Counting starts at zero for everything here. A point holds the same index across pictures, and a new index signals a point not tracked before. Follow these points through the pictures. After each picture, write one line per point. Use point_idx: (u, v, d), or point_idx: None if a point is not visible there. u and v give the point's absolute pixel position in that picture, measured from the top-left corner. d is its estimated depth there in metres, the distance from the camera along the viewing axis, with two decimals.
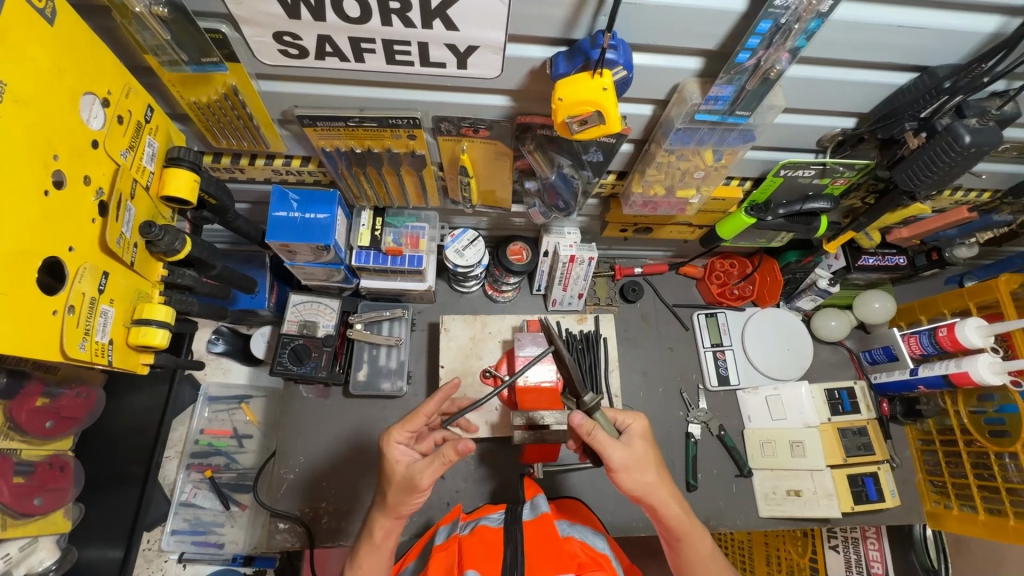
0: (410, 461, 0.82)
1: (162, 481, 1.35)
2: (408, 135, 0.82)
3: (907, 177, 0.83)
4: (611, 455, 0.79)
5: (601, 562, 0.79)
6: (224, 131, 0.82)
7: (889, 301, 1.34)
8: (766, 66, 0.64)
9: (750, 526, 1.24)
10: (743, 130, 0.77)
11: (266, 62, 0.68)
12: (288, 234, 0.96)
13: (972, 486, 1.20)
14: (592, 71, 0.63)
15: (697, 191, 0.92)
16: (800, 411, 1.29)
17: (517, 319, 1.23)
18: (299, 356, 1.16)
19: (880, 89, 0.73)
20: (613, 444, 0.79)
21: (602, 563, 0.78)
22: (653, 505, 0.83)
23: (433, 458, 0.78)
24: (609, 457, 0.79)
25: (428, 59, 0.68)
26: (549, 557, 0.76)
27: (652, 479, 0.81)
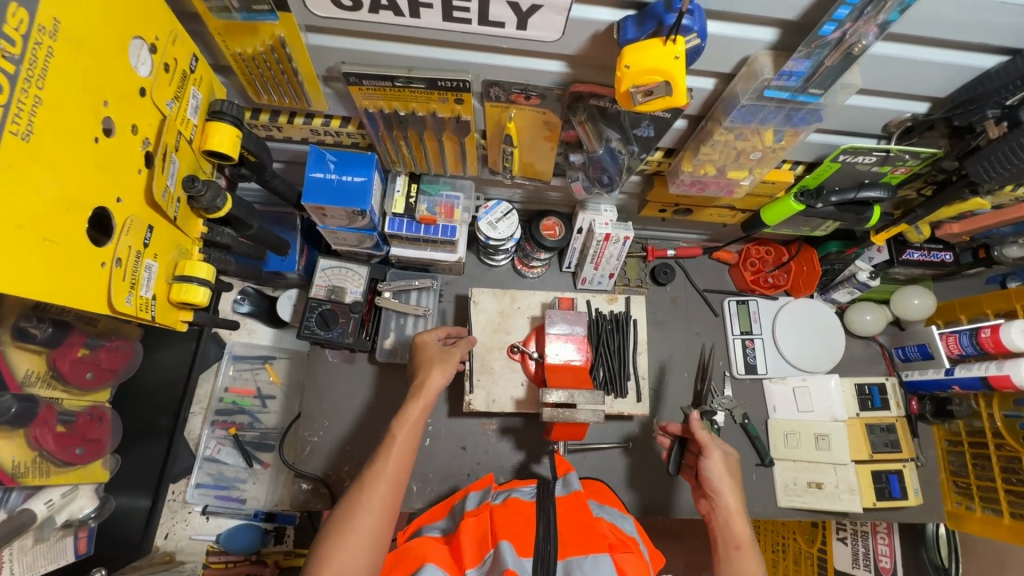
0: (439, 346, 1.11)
1: (188, 436, 1.38)
2: (455, 99, 0.79)
3: (980, 168, 0.79)
4: (714, 449, 0.91)
5: (630, 544, 0.80)
6: (266, 86, 0.79)
7: (930, 298, 1.30)
8: (852, 41, 0.60)
9: (767, 515, 1.24)
10: (812, 110, 0.73)
11: (317, 13, 0.65)
12: (324, 196, 0.94)
13: (999, 489, 1.19)
14: (664, 37, 0.59)
15: (750, 172, 0.88)
16: (828, 404, 1.26)
17: (548, 296, 1.21)
18: (327, 321, 1.15)
19: (963, 72, 0.69)
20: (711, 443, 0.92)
21: (630, 545, 0.80)
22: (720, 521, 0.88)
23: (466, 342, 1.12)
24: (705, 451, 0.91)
25: (486, 17, 0.64)
26: (581, 536, 0.79)
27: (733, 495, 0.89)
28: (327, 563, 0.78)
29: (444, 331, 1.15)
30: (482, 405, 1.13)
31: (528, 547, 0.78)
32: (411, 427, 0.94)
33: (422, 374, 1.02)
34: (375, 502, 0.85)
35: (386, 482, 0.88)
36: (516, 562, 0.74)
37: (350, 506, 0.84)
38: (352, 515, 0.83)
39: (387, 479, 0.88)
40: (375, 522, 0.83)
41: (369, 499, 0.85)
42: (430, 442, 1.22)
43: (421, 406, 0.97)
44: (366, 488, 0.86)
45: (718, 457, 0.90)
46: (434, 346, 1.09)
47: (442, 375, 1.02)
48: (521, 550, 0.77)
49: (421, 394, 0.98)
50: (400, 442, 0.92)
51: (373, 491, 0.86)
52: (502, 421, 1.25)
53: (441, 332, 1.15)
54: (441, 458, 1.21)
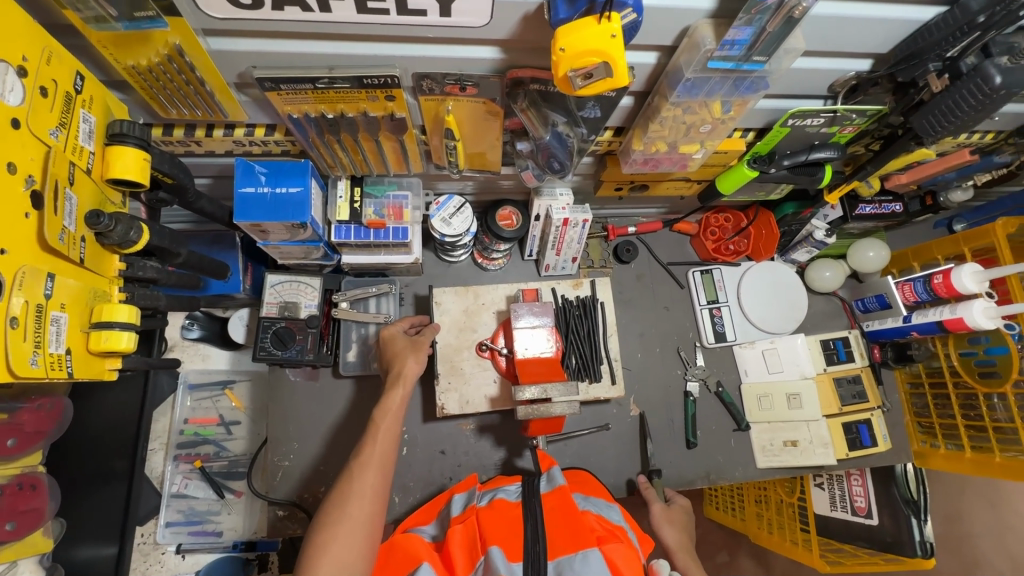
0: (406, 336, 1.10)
1: (150, 474, 1.30)
2: (386, 96, 0.73)
3: (926, 123, 0.76)
4: (654, 502, 1.09)
5: (619, 535, 0.78)
6: (172, 100, 0.71)
7: (884, 250, 1.33)
8: (792, 4, 0.56)
9: (748, 478, 1.26)
10: (756, 78, 0.71)
11: (214, 15, 0.58)
12: (259, 212, 0.88)
13: (960, 425, 1.24)
14: (598, 15, 0.55)
15: (701, 145, 0.86)
16: (797, 362, 1.28)
17: (511, 289, 1.17)
18: (283, 340, 1.10)
19: (905, 26, 0.67)
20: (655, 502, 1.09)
21: (618, 535, 0.78)
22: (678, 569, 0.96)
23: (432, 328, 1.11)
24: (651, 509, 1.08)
25: (405, 7, 0.59)
26: (569, 533, 0.76)
27: (681, 541, 1.00)
28: (323, 554, 0.75)
29: (407, 322, 1.14)
30: (456, 409, 1.10)
31: (518, 551, 0.75)
32: (394, 414, 0.94)
33: (396, 366, 1.01)
34: (367, 489, 0.83)
35: (375, 467, 0.87)
36: (507, 570, 0.71)
37: (341, 496, 0.82)
38: (345, 502, 0.81)
39: (376, 465, 0.87)
40: (368, 509, 0.81)
41: (360, 487, 0.83)
42: (407, 451, 1.19)
43: (401, 394, 0.97)
44: (356, 476, 0.85)
45: (663, 509, 1.07)
46: (401, 339, 1.08)
47: (417, 363, 1.02)
48: (512, 555, 0.75)
49: (398, 385, 0.98)
50: (384, 428, 0.92)
51: (363, 478, 0.84)
52: (479, 420, 1.22)
53: (406, 325, 1.13)
54: (421, 465, 1.18)
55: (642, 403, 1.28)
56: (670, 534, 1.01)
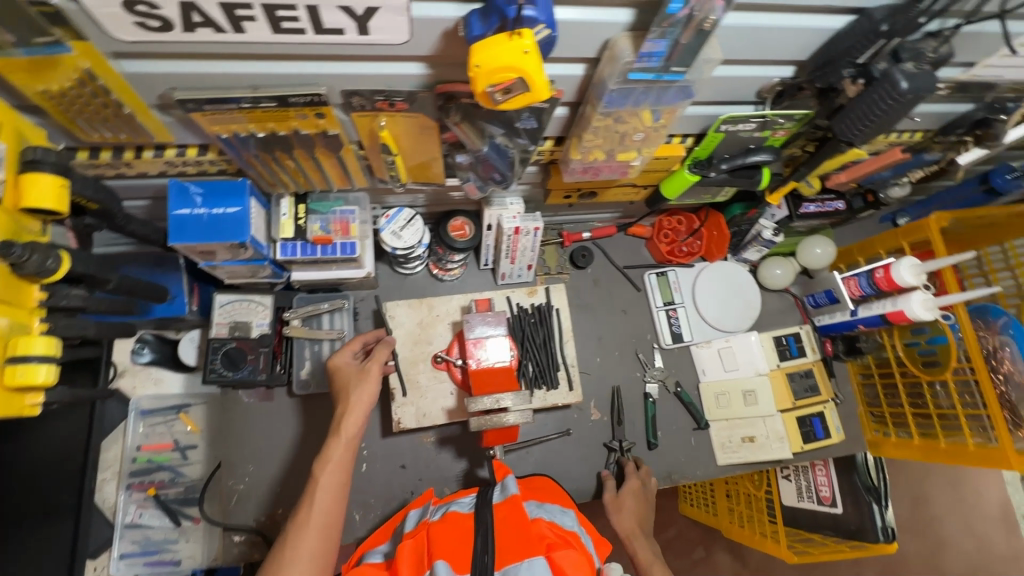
0: (356, 364, 1.01)
1: (101, 506, 1.22)
2: (316, 114, 0.73)
3: (846, 126, 0.79)
4: (611, 492, 1.14)
5: (570, 541, 0.79)
6: (92, 123, 0.69)
7: (830, 246, 1.36)
8: (701, 16, 0.58)
9: (709, 475, 1.28)
10: (680, 87, 0.72)
11: (123, 38, 0.57)
12: (196, 233, 0.86)
13: (908, 413, 1.29)
14: (510, 32, 0.56)
15: (638, 153, 0.87)
16: (752, 360, 1.31)
17: (466, 299, 1.17)
18: (234, 361, 1.08)
19: (818, 35, 0.70)
20: (611, 486, 1.15)
21: (571, 542, 0.78)
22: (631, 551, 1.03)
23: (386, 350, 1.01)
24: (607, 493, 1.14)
25: (322, 25, 0.58)
26: (518, 542, 0.76)
27: (632, 524, 1.07)
28: None
29: (358, 343, 1.05)
30: (413, 423, 1.09)
31: (465, 564, 0.75)
32: (336, 465, 0.88)
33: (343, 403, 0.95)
34: (304, 557, 0.78)
35: (314, 530, 0.81)
36: None
37: (275, 565, 0.77)
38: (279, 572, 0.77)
39: (314, 526, 0.81)
40: (303, 573, 0.77)
41: (293, 556, 0.78)
42: (368, 467, 1.18)
43: (344, 443, 0.90)
44: (291, 543, 0.80)
45: (614, 495, 1.13)
46: (350, 368, 1.00)
47: (367, 395, 0.95)
48: (458, 568, 0.74)
49: (340, 432, 0.91)
50: (324, 482, 0.86)
51: (298, 544, 0.79)
52: (439, 432, 1.21)
53: (357, 346, 1.05)
54: (381, 481, 1.17)
55: (602, 407, 1.29)
56: (623, 517, 1.09)
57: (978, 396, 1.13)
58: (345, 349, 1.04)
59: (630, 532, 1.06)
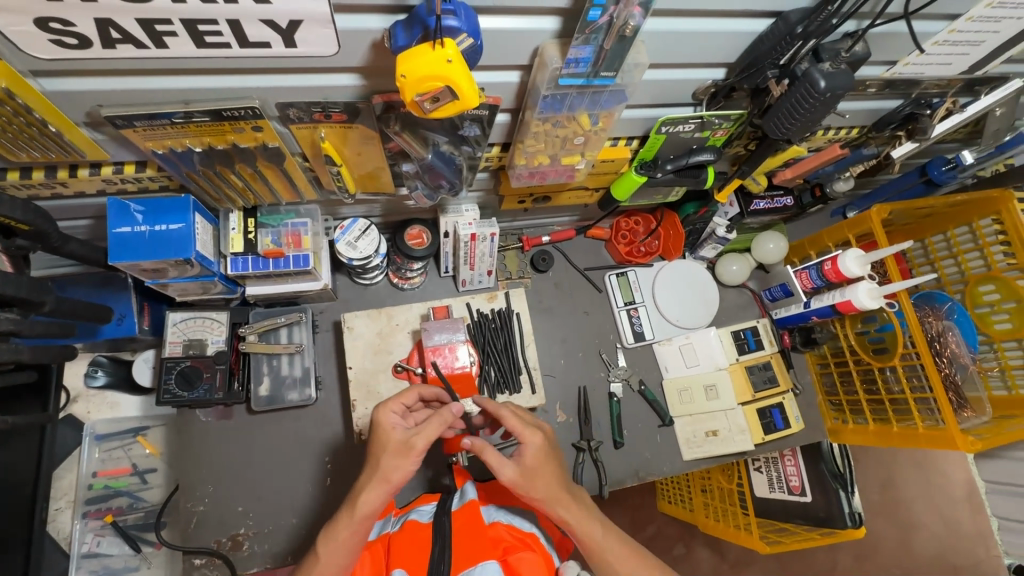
0: (404, 429, 0.81)
1: (56, 536, 1.20)
2: (252, 127, 0.72)
3: (775, 124, 0.82)
4: (505, 465, 0.81)
5: (529, 543, 0.79)
6: (18, 143, 0.67)
7: (782, 241, 1.40)
8: (620, 24, 0.60)
9: (676, 471, 1.30)
10: (613, 91, 0.74)
11: (41, 56, 0.56)
12: (136, 252, 0.85)
13: (863, 400, 1.33)
14: (432, 41, 0.56)
15: (582, 156, 0.89)
16: (711, 354, 1.33)
17: (425, 307, 1.17)
18: (188, 380, 1.06)
19: (741, 38, 0.72)
20: (502, 459, 0.82)
21: (530, 544, 0.78)
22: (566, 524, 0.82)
23: (437, 424, 0.79)
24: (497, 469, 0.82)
25: (246, 39, 0.58)
26: (473, 548, 0.76)
27: (553, 492, 0.82)
28: None
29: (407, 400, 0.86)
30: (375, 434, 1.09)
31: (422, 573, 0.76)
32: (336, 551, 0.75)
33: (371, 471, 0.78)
34: None
35: None
36: None
37: None
38: None
39: None
40: None
41: None
42: (332, 482, 1.16)
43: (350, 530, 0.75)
44: None
45: (515, 460, 0.82)
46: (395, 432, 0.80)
47: (400, 475, 0.76)
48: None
49: (347, 515, 0.76)
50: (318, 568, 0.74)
51: None
52: None
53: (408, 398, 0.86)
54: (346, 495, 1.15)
55: (568, 409, 1.30)
56: (542, 491, 0.81)
57: (924, 380, 1.17)
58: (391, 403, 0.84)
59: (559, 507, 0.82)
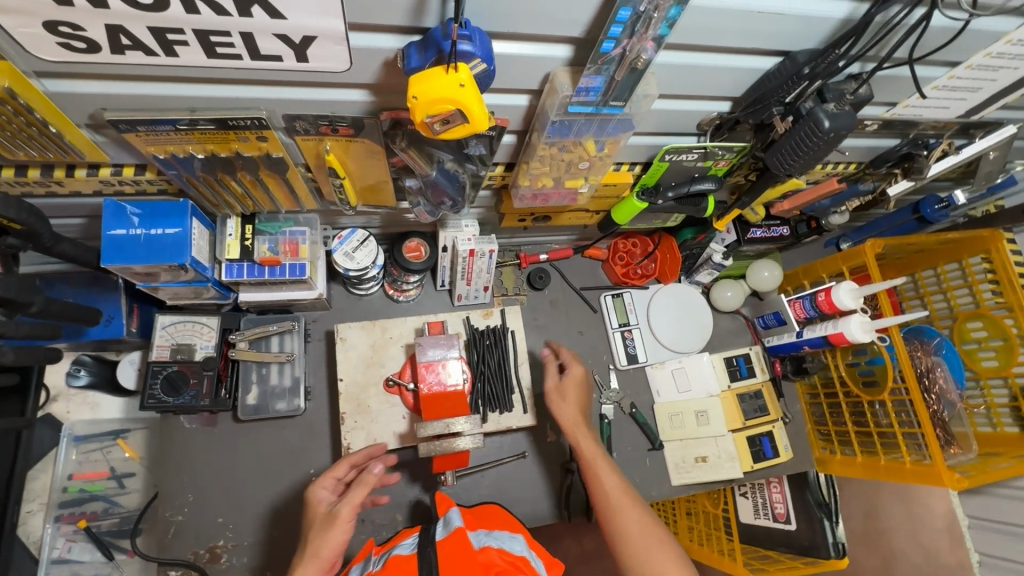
0: (331, 501, 0.85)
1: (26, 539, 1.16)
2: (257, 137, 0.72)
3: (778, 160, 0.82)
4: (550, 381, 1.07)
5: (520, 566, 0.78)
6: (15, 141, 0.66)
7: (777, 269, 1.42)
8: (632, 56, 0.61)
9: (664, 496, 1.29)
10: (621, 120, 0.75)
11: (47, 58, 0.55)
12: (130, 255, 0.83)
13: (852, 431, 1.34)
14: (446, 65, 0.56)
15: (586, 180, 0.89)
16: (704, 381, 1.34)
17: (419, 321, 1.16)
18: (174, 386, 1.04)
19: (748, 73, 0.73)
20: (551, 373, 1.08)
21: (520, 568, 0.77)
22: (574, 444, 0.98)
23: (359, 490, 0.79)
24: (546, 385, 1.07)
25: (258, 52, 0.58)
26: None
27: (575, 416, 1.02)
28: None
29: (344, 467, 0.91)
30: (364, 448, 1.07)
31: None
32: None
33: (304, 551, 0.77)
34: None
35: None
36: None
37: None
38: None
39: None
40: None
41: None
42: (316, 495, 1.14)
43: None
44: None
45: (556, 383, 1.06)
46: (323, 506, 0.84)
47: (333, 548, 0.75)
48: None
49: None
50: None
51: None
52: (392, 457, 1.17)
53: (340, 471, 0.91)
54: None
55: (558, 429, 1.30)
56: (560, 409, 1.02)
57: (913, 416, 1.18)
58: (324, 480, 0.89)
59: (569, 429, 1.00)
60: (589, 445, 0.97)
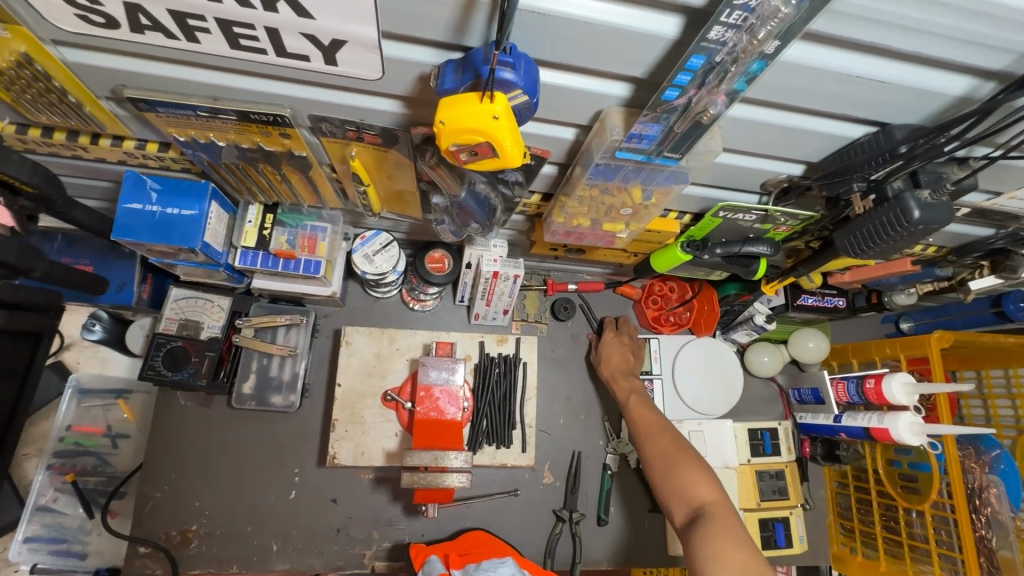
0: None
1: (19, 481, 1.19)
2: (280, 133, 0.68)
3: (848, 242, 0.72)
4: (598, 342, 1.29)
5: None
6: (38, 105, 0.64)
7: (823, 341, 1.29)
8: (697, 109, 0.52)
9: (658, 565, 1.20)
10: (674, 171, 0.66)
11: (65, 28, 0.52)
12: (142, 231, 0.81)
13: (879, 535, 1.20)
14: (482, 91, 0.49)
15: (626, 226, 0.81)
16: (721, 450, 1.23)
17: (430, 336, 1.10)
18: (176, 359, 1.01)
19: (831, 140, 0.63)
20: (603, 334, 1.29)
21: None
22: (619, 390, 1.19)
23: None
24: (598, 346, 1.27)
25: (284, 49, 0.53)
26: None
27: (623, 366, 1.23)
28: None
29: None
30: (350, 459, 1.03)
31: None
32: None
33: None
34: None
35: None
36: None
37: None
38: None
39: None
40: None
41: None
42: (296, 496, 1.10)
43: None
44: None
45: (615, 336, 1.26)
46: None
47: None
48: None
49: None
50: None
51: None
52: (379, 471, 1.12)
53: None
54: (307, 513, 1.09)
55: (556, 471, 1.22)
56: (606, 361, 1.23)
57: (954, 537, 1.04)
58: None
59: (612, 378, 1.20)
60: (630, 390, 1.18)
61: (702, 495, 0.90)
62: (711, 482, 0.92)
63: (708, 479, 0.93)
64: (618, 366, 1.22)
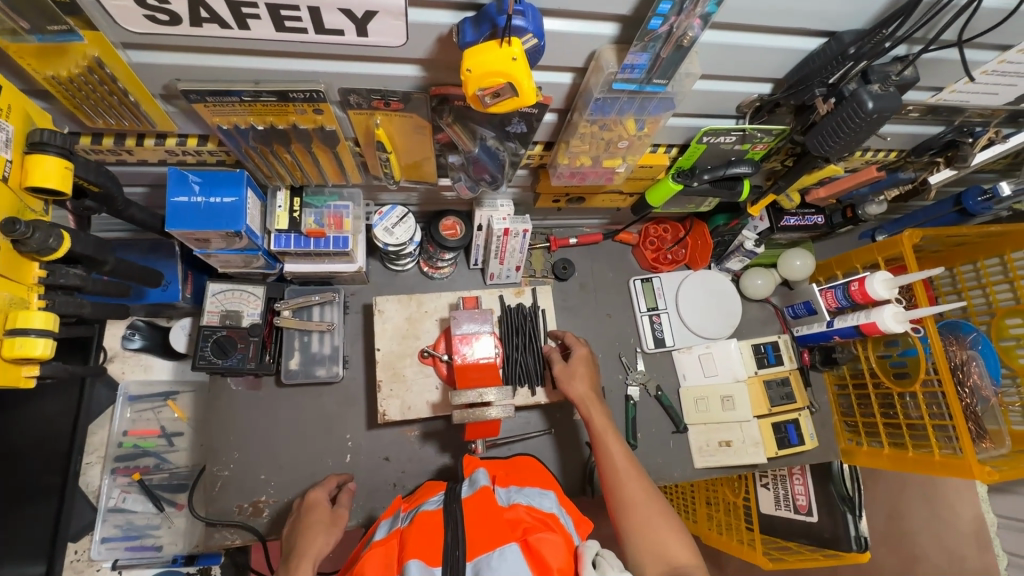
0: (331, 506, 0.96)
1: (85, 489, 1.24)
2: (314, 109, 0.76)
3: (818, 141, 0.84)
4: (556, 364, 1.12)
5: (550, 524, 0.76)
6: (97, 109, 0.71)
7: (809, 258, 1.41)
8: (679, 33, 0.63)
9: (686, 477, 1.31)
10: (662, 98, 0.76)
11: (132, 29, 0.60)
12: (190, 220, 0.88)
13: (880, 423, 1.32)
14: (500, 39, 0.59)
15: (623, 160, 0.91)
16: (730, 366, 1.34)
17: (454, 296, 1.19)
18: (224, 348, 1.09)
19: (791, 54, 0.74)
20: (558, 358, 1.13)
21: (550, 526, 0.76)
22: (586, 415, 1.04)
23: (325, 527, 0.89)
24: (560, 369, 1.11)
25: (322, 26, 0.62)
26: (491, 527, 0.73)
27: (587, 393, 1.07)
28: None
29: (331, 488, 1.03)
30: (398, 415, 1.12)
31: (436, 556, 0.70)
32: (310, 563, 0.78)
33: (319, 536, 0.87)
34: None
35: None
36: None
37: None
38: None
39: None
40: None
41: None
42: (351, 459, 1.19)
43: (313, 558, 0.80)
44: None
45: (565, 366, 1.11)
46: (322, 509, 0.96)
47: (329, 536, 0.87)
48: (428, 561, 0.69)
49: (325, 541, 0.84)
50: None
51: None
52: (423, 426, 1.22)
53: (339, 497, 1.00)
54: (365, 471, 1.19)
55: None
56: (574, 382, 1.08)
57: (945, 408, 1.15)
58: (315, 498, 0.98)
59: (583, 402, 1.05)
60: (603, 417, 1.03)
61: (679, 556, 0.82)
62: (687, 542, 0.84)
63: (682, 535, 0.85)
64: (586, 385, 1.08)
